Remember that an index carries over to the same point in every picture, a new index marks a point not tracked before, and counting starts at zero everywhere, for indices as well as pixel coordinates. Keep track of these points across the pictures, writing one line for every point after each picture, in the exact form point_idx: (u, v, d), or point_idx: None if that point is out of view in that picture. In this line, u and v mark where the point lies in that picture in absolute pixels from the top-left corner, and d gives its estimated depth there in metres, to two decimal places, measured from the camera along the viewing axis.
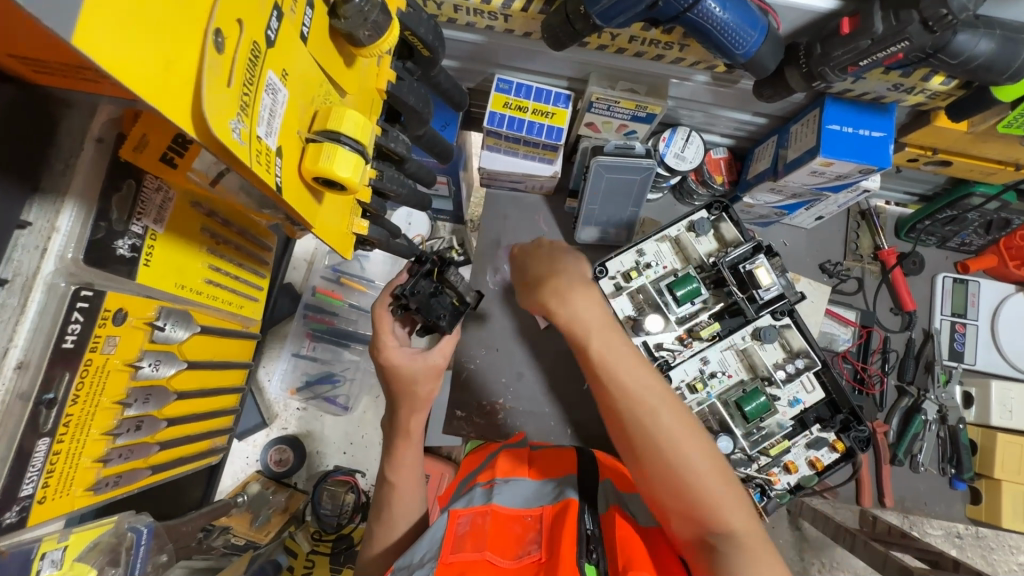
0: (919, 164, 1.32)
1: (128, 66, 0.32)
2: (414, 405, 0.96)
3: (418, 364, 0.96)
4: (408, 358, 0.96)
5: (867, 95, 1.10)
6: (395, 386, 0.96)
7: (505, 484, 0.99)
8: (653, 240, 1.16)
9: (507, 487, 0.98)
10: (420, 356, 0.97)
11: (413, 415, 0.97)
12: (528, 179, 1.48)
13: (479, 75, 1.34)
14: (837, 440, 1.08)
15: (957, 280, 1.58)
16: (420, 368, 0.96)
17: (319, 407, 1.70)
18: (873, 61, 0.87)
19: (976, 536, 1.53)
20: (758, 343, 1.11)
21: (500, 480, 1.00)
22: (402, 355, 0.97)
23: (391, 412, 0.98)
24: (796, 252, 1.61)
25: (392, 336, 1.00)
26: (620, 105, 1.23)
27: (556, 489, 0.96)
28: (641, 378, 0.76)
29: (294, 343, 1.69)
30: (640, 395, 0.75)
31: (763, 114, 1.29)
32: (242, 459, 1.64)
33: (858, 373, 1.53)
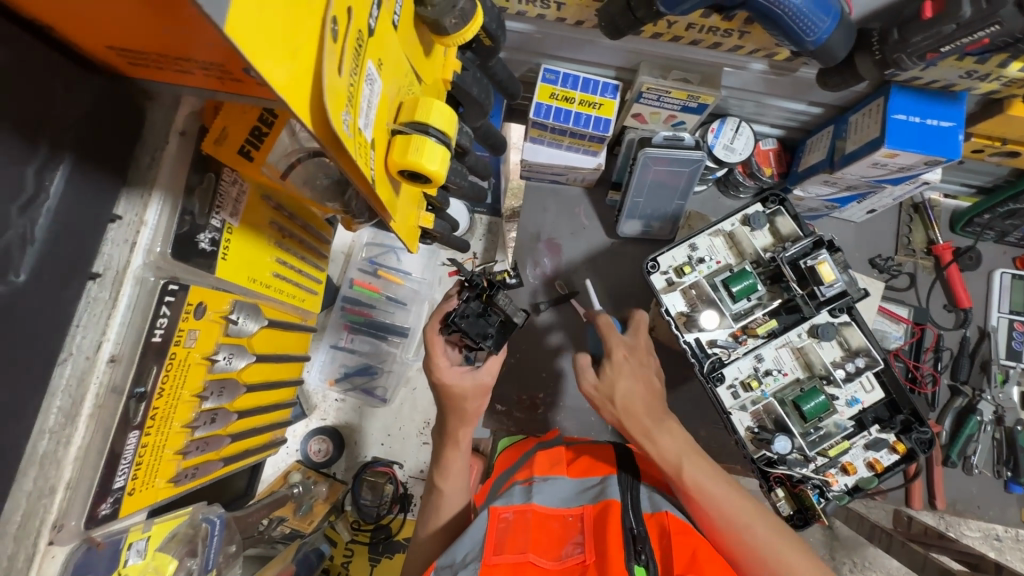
0: (984, 155, 1.26)
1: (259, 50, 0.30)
2: (463, 417, 1.04)
3: (466, 383, 1.03)
4: (460, 379, 1.03)
5: (936, 83, 1.05)
6: (445, 401, 1.04)
7: (543, 482, 1.01)
8: (706, 235, 1.13)
9: (546, 485, 1.00)
10: (469, 375, 1.03)
11: (461, 424, 1.05)
12: (571, 171, 1.46)
13: (524, 66, 1.31)
14: (897, 441, 1.06)
15: (1015, 276, 1.52)
16: (471, 386, 1.03)
17: (358, 398, 1.71)
18: (955, 47, 0.83)
19: None
20: (815, 341, 1.08)
21: (539, 478, 1.03)
22: (453, 374, 1.03)
23: (441, 419, 1.06)
24: (844, 247, 1.56)
25: (445, 357, 1.05)
26: (671, 95, 1.20)
27: (597, 491, 0.97)
28: (716, 485, 0.92)
29: (333, 335, 1.71)
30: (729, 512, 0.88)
31: (819, 104, 1.25)
32: (283, 450, 1.65)
33: (910, 372, 1.46)
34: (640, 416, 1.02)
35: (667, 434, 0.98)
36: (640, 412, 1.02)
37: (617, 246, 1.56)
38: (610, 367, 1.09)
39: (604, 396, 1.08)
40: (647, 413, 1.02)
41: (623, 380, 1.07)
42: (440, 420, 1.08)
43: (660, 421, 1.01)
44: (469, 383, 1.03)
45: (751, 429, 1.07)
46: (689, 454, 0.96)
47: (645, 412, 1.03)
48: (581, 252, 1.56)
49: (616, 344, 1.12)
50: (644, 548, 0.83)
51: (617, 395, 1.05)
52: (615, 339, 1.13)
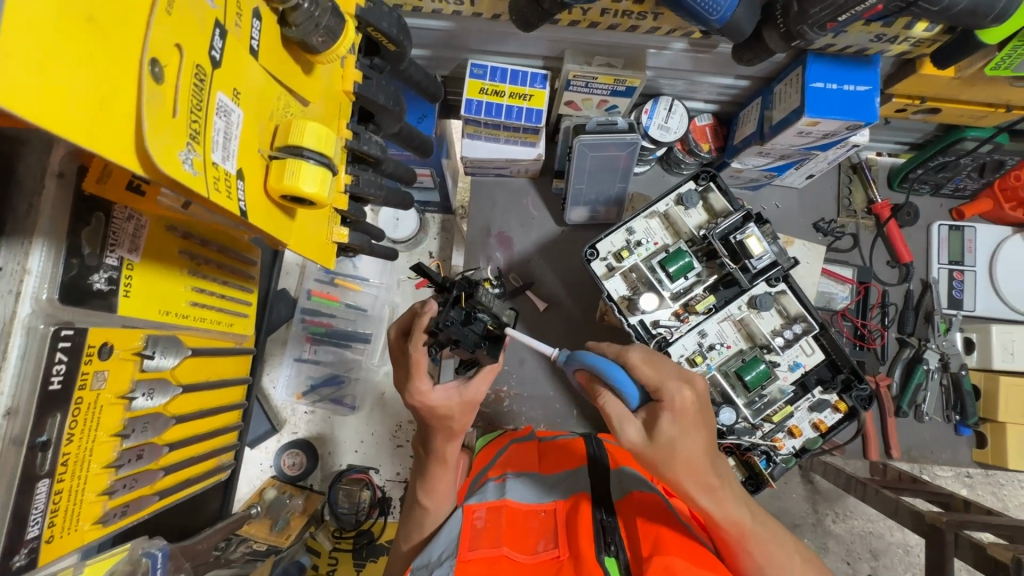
0: (908, 114, 1.29)
1: (7, 89, 0.27)
2: (449, 435, 1.03)
3: (452, 402, 0.99)
4: (444, 398, 0.99)
5: (849, 49, 1.08)
6: (430, 419, 1.02)
7: (516, 478, 1.03)
8: (642, 218, 1.15)
9: (519, 481, 1.02)
10: (457, 393, 1.00)
11: (449, 441, 1.04)
12: (512, 163, 1.46)
13: (452, 63, 1.30)
14: (840, 401, 1.10)
15: (952, 228, 1.56)
16: (456, 404, 1.00)
17: (326, 409, 1.72)
18: (852, 15, 0.85)
19: (986, 474, 1.55)
20: (755, 312, 1.12)
21: (511, 475, 1.05)
22: (438, 395, 0.99)
23: (427, 437, 1.05)
24: (789, 214, 1.59)
25: (426, 377, 1.00)
26: (598, 80, 1.20)
27: (564, 487, 0.99)
28: (774, 540, 0.80)
29: (296, 348, 1.72)
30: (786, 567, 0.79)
31: (745, 77, 1.26)
32: (257, 466, 1.68)
33: (858, 330, 1.52)
34: (706, 484, 0.78)
35: (731, 496, 0.80)
36: (708, 469, 0.78)
37: (567, 233, 1.56)
38: (670, 416, 0.79)
39: (657, 453, 0.79)
40: (712, 471, 0.78)
41: (687, 433, 0.78)
42: (424, 434, 1.07)
43: (723, 478, 0.80)
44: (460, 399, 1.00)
45: None
46: (747, 505, 0.81)
47: (710, 469, 0.78)
48: (532, 243, 1.56)
49: (671, 384, 0.80)
50: (613, 540, 0.84)
51: (678, 455, 0.77)
52: (670, 380, 0.81)
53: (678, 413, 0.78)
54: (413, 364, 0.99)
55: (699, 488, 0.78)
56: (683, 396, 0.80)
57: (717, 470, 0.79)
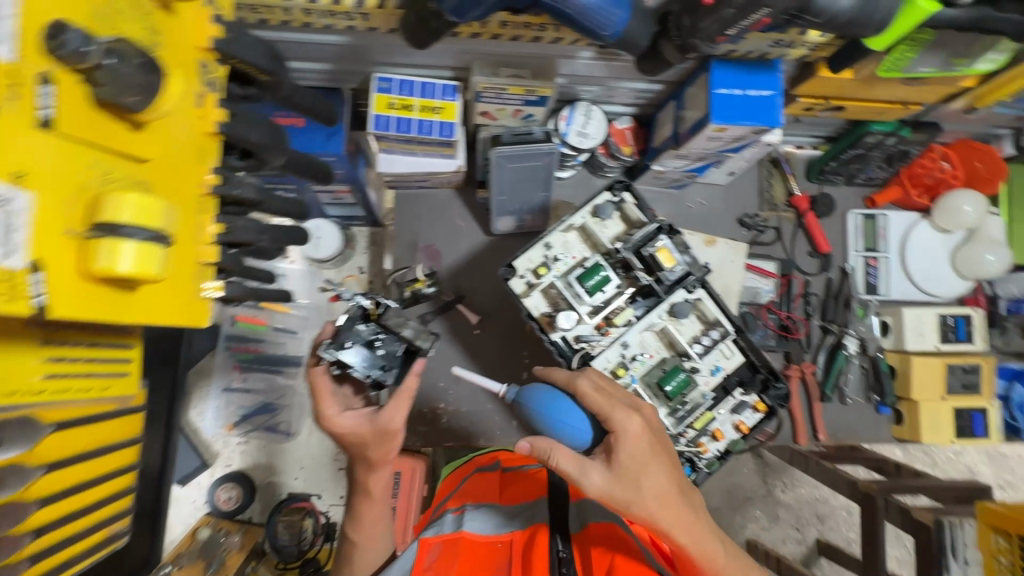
0: (815, 112, 1.32)
1: None
2: (370, 466, 0.98)
3: (362, 427, 0.95)
4: (351, 423, 0.96)
5: (752, 53, 1.08)
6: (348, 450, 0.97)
7: (474, 510, 1.01)
8: (559, 232, 1.13)
9: (478, 513, 1.00)
10: (368, 418, 0.95)
11: (370, 474, 0.99)
12: (433, 176, 1.42)
13: (359, 76, 1.24)
14: (758, 401, 1.13)
15: (866, 216, 1.62)
16: (367, 429, 0.95)
17: (261, 438, 1.65)
18: (740, 28, 0.84)
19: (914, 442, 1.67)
20: (674, 320, 1.12)
21: (471, 505, 1.03)
22: (346, 420, 0.96)
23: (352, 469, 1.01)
24: (713, 211, 1.61)
25: (333, 403, 0.98)
26: (509, 91, 1.17)
27: (525, 517, 0.97)
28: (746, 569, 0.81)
29: (223, 378, 1.64)
30: None
31: (658, 81, 1.26)
32: (190, 504, 1.60)
33: (783, 322, 1.56)
34: (681, 515, 0.79)
35: (705, 528, 0.80)
36: (676, 501, 0.79)
37: (496, 243, 1.54)
38: (626, 446, 0.81)
39: (623, 488, 0.79)
40: (679, 500, 0.80)
41: (646, 462, 0.80)
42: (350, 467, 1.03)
43: (694, 509, 0.81)
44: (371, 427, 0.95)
45: None
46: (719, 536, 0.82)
47: (677, 499, 0.80)
48: (461, 255, 1.53)
49: (620, 413, 0.84)
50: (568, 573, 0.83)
51: (643, 485, 0.78)
52: (618, 408, 0.84)
53: (634, 442, 0.81)
54: (320, 392, 0.99)
55: (672, 522, 0.78)
56: (634, 425, 0.82)
57: (684, 500, 0.80)
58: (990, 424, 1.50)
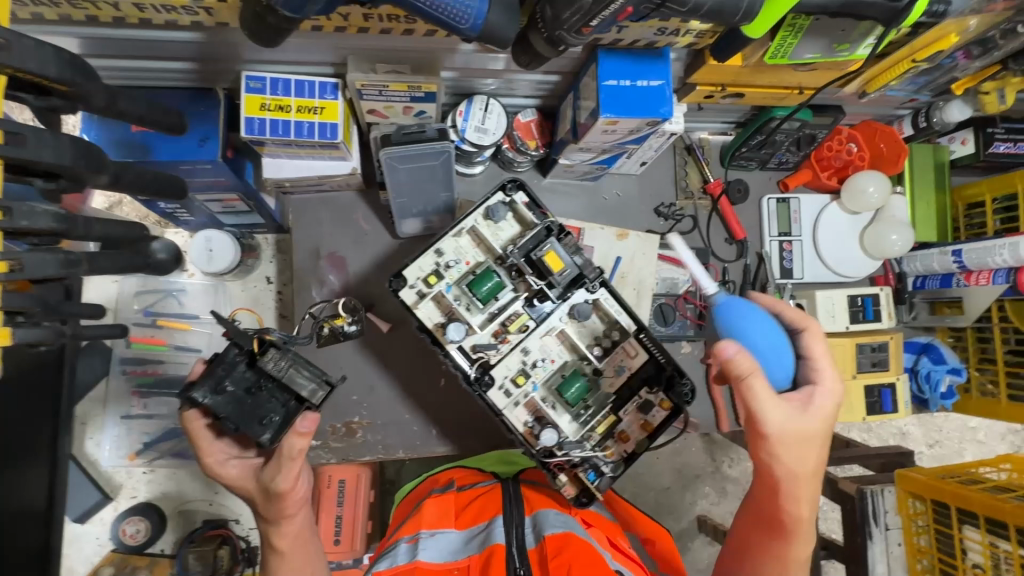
0: (717, 99, 1.29)
1: None
2: (266, 522, 0.95)
3: (247, 480, 0.99)
4: (235, 468, 1.00)
5: (638, 42, 1.04)
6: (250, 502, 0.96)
7: (430, 537, 0.95)
8: (449, 237, 1.07)
9: (434, 540, 0.95)
10: (252, 471, 0.99)
11: (277, 533, 0.95)
12: (327, 179, 1.33)
13: (230, 75, 1.14)
14: (664, 399, 1.09)
15: (780, 200, 1.63)
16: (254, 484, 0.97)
17: (168, 465, 1.53)
18: (604, 19, 0.79)
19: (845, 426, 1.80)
20: (575, 322, 1.09)
21: (425, 532, 0.96)
22: (234, 467, 1.00)
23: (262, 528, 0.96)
24: (629, 202, 1.59)
25: (215, 447, 1.01)
26: (391, 88, 1.10)
27: (481, 541, 0.95)
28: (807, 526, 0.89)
29: (121, 404, 1.52)
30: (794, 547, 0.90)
31: (553, 72, 1.21)
32: (94, 541, 1.50)
33: (700, 312, 1.54)
34: (800, 490, 0.87)
35: (810, 484, 0.87)
36: (805, 451, 0.84)
37: (403, 247, 1.46)
38: (816, 401, 0.84)
39: (788, 438, 0.82)
40: (823, 449, 0.86)
41: (821, 416, 0.84)
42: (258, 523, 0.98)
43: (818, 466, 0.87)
44: (256, 485, 0.97)
45: (527, 423, 1.07)
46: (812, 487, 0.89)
47: (823, 448, 0.86)
48: (369, 261, 1.45)
49: (825, 378, 0.87)
50: None
51: (795, 437, 0.82)
52: (828, 366, 0.88)
53: (804, 397, 0.84)
54: (203, 440, 1.01)
55: (790, 468, 0.84)
56: (833, 382, 0.87)
57: (819, 453, 0.85)
58: (898, 399, 1.53)
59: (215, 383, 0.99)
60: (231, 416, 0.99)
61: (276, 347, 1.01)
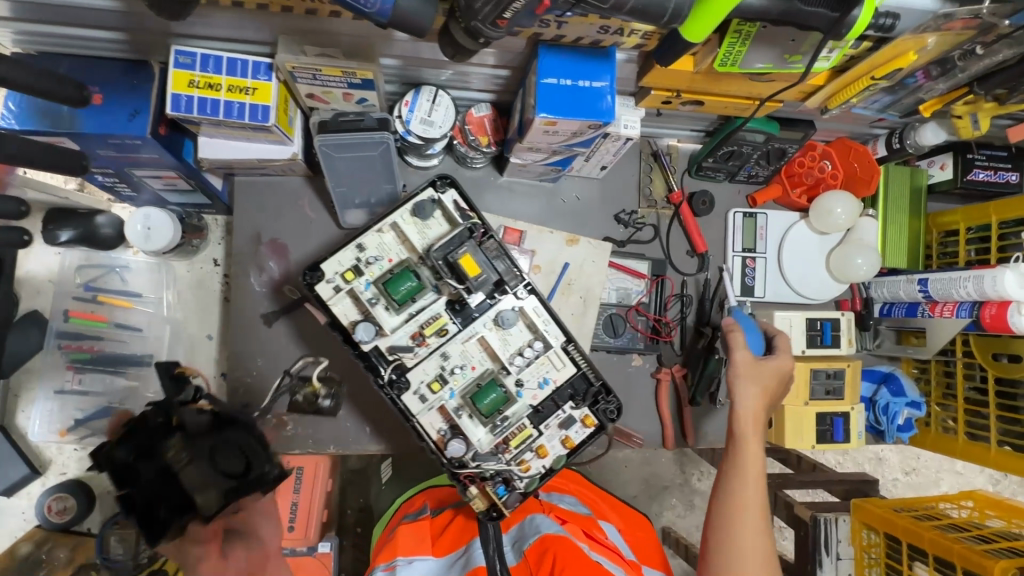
0: (676, 105, 1.23)
1: None
2: None
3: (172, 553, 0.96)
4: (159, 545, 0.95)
5: (582, 40, 0.99)
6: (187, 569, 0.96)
7: (408, 564, 0.85)
8: (373, 232, 1.02)
9: (412, 565, 0.85)
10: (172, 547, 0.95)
11: None
12: (268, 163, 1.29)
13: (163, 48, 1.10)
14: (587, 415, 1.07)
15: (746, 215, 1.57)
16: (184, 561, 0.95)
17: (100, 444, 1.51)
18: (519, 12, 0.74)
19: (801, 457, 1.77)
20: (499, 329, 1.05)
21: (402, 560, 0.86)
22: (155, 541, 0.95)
23: None
24: (589, 207, 1.53)
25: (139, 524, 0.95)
26: (324, 73, 1.05)
27: (464, 562, 0.88)
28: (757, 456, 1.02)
29: (56, 379, 1.49)
30: (748, 473, 1.00)
31: (503, 66, 1.16)
32: (20, 515, 1.49)
33: (653, 325, 1.51)
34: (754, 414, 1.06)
35: (754, 411, 1.04)
36: (752, 376, 1.07)
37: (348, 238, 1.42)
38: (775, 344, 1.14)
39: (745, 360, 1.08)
40: (766, 377, 1.08)
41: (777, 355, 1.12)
42: None
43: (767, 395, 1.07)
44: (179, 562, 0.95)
45: (442, 431, 1.03)
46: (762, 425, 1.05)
47: (764, 377, 1.08)
48: (312, 250, 1.41)
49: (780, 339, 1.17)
50: None
51: (755, 364, 1.08)
52: (783, 338, 1.17)
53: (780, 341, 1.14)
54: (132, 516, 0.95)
55: (746, 384, 1.06)
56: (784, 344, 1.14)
57: (765, 382, 1.07)
58: (851, 429, 1.49)
59: (135, 450, 0.91)
60: (152, 493, 0.89)
61: (182, 432, 0.92)
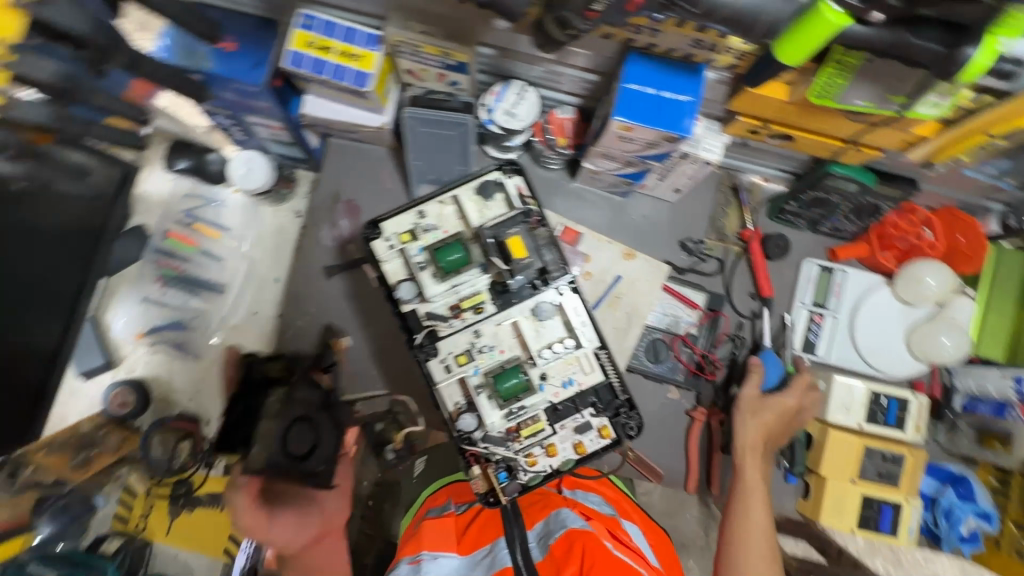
0: (763, 137, 1.19)
1: None
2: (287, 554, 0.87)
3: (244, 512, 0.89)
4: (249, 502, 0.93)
5: (674, 52, 0.99)
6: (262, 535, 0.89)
7: (432, 560, 0.90)
8: (436, 202, 1.07)
9: (435, 562, 0.90)
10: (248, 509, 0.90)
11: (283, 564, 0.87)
12: (360, 129, 1.39)
13: (292, 11, 1.23)
14: (605, 426, 1.05)
15: (823, 268, 1.47)
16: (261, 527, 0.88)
17: (167, 352, 1.68)
18: (608, 6, 0.76)
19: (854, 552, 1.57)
20: (535, 320, 1.06)
21: (427, 553, 0.92)
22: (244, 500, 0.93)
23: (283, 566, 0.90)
24: (655, 227, 1.50)
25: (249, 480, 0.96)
26: (425, 51, 1.14)
27: (489, 564, 0.90)
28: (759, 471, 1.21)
29: (144, 286, 1.68)
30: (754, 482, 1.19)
31: (592, 71, 1.18)
32: (88, 399, 1.64)
33: (697, 359, 1.44)
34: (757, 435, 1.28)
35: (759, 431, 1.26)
36: (761, 408, 1.29)
37: None
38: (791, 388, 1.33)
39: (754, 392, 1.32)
40: (772, 411, 1.29)
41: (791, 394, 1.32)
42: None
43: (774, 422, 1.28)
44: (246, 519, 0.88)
45: (458, 405, 1.04)
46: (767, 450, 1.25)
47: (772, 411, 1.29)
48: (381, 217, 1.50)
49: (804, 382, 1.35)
50: None
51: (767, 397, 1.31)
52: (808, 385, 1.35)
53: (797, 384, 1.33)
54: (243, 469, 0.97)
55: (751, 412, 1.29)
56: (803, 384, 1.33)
57: (774, 414, 1.29)
58: (899, 523, 1.33)
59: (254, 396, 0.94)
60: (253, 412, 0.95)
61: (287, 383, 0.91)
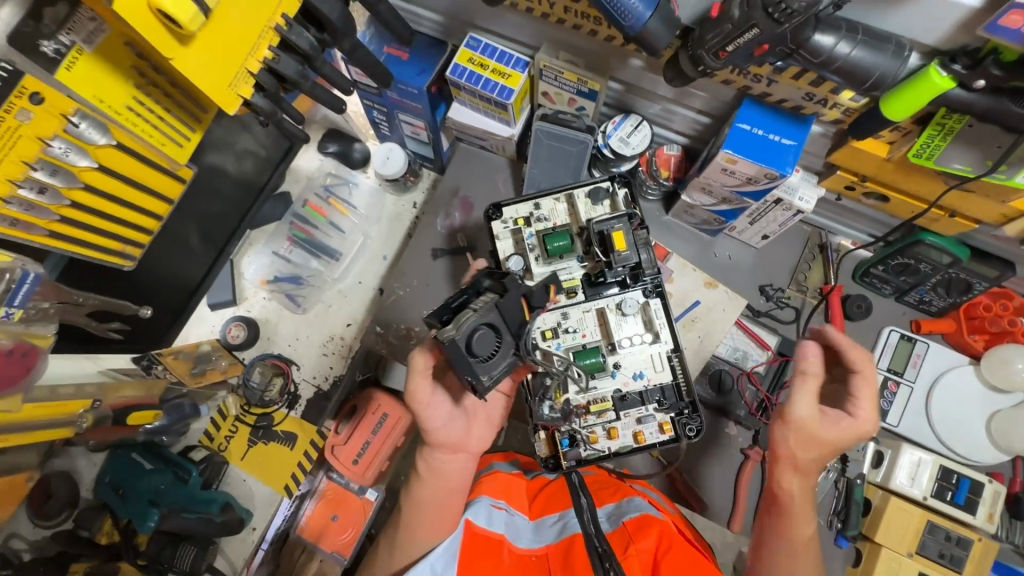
0: (858, 194, 1.28)
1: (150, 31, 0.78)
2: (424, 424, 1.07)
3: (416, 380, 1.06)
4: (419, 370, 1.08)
5: (786, 103, 1.12)
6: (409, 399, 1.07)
7: (509, 512, 1.11)
8: (551, 198, 1.24)
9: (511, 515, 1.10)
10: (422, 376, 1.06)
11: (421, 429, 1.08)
12: (490, 137, 1.61)
13: (460, 34, 1.50)
14: (666, 422, 1.13)
15: (904, 337, 1.49)
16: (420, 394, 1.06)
17: (280, 300, 1.93)
18: (740, 49, 0.91)
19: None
20: (618, 312, 1.17)
21: (505, 503, 1.13)
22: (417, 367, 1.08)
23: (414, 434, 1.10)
24: (737, 268, 1.59)
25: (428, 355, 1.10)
26: (564, 76, 1.34)
27: (557, 529, 1.07)
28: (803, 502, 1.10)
29: (276, 243, 1.96)
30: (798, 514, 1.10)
31: (705, 113, 1.34)
32: (209, 326, 1.91)
33: (760, 399, 1.48)
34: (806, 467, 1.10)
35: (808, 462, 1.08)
36: (811, 439, 1.07)
37: None
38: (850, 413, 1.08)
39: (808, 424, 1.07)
40: (827, 442, 1.07)
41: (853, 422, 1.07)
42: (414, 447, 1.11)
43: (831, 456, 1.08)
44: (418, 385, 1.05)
45: None
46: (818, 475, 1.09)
47: (827, 442, 1.07)
48: None
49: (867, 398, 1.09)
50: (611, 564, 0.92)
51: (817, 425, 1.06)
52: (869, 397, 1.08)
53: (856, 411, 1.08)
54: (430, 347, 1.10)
55: (802, 444, 1.08)
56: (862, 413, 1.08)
57: (829, 446, 1.07)
58: None
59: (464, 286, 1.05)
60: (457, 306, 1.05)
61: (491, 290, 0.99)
